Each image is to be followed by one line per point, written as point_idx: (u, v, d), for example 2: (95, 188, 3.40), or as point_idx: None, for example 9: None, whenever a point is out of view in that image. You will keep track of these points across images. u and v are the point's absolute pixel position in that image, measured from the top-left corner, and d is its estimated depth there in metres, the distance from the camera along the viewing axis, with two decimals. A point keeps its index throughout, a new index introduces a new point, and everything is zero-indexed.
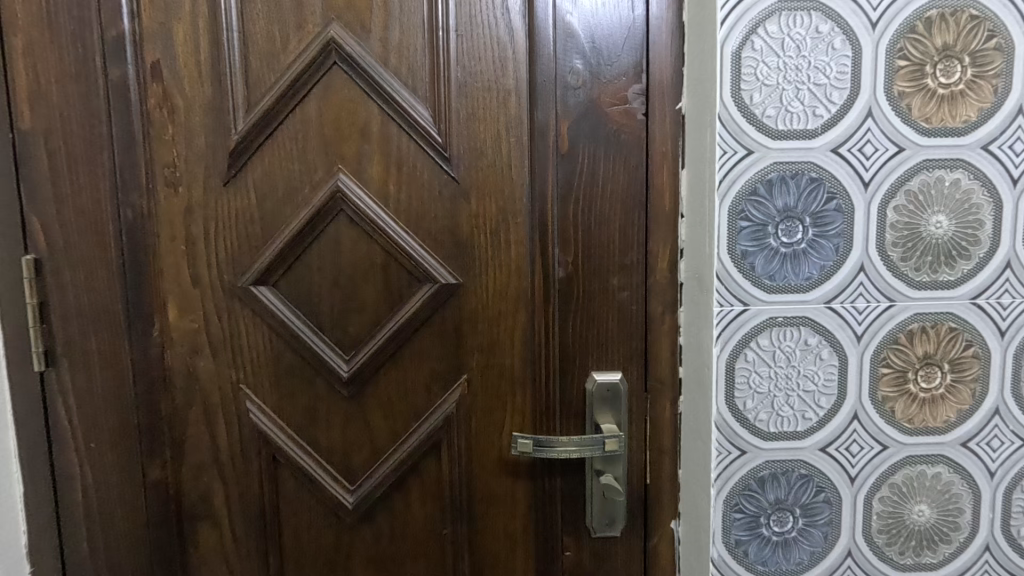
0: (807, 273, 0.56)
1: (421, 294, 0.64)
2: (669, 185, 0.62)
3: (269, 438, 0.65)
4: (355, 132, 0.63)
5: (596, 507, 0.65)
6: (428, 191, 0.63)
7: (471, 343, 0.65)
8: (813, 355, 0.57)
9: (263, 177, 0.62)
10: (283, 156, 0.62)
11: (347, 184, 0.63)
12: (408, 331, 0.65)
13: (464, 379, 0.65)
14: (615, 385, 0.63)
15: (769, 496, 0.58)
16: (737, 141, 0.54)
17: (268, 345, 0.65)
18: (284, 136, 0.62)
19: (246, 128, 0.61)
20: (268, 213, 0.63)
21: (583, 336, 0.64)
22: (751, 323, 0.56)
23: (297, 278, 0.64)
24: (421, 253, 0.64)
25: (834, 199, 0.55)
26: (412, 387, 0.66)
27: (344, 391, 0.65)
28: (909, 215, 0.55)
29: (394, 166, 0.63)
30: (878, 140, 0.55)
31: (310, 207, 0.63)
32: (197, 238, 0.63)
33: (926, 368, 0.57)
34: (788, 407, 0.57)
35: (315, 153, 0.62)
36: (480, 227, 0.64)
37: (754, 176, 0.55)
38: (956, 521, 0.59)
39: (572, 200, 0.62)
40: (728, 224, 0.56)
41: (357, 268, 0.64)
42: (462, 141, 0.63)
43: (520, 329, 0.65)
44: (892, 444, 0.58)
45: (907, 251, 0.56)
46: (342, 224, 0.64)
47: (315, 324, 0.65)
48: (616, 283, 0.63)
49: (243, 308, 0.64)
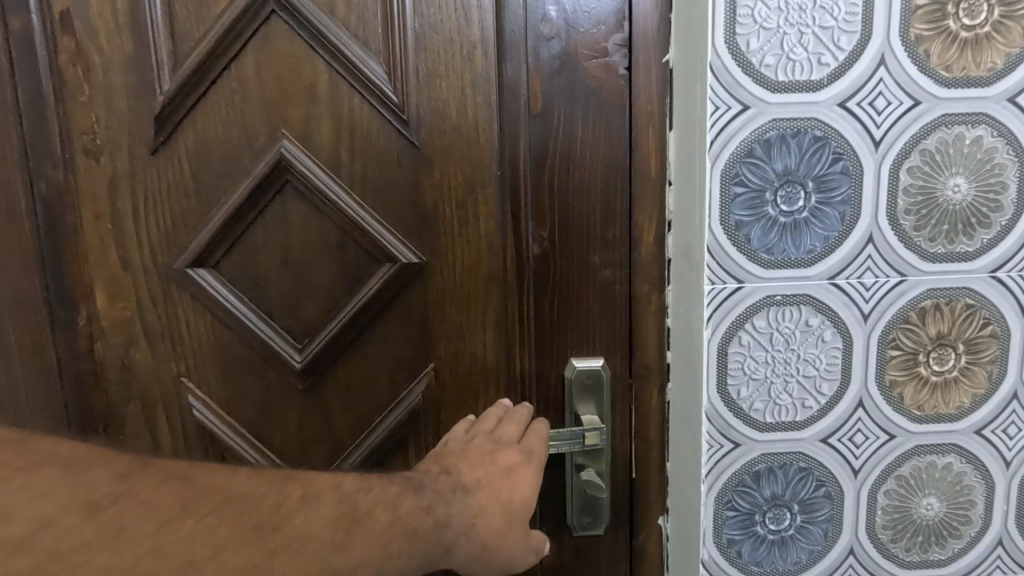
0: (809, 245, 0.50)
1: (380, 275, 0.58)
2: (656, 148, 0.55)
3: (217, 435, 0.59)
4: (299, 92, 0.55)
5: (577, 504, 0.60)
6: (385, 159, 0.56)
7: (437, 328, 0.59)
8: (814, 337, 0.51)
9: (196, 145, 0.55)
10: (219, 121, 0.55)
11: (293, 152, 0.56)
12: (367, 316, 0.58)
13: (431, 369, 0.59)
14: (597, 372, 0.57)
15: (765, 492, 0.53)
16: (731, 94, 0.48)
17: (212, 334, 0.58)
18: (218, 97, 0.55)
19: (174, 89, 0.54)
20: (205, 186, 0.56)
21: (562, 320, 0.58)
22: (746, 303, 0.50)
23: (241, 259, 0.57)
24: (379, 230, 0.57)
25: (839, 161, 0.49)
26: (373, 378, 0.59)
27: (299, 383, 0.59)
28: (923, 178, 0.49)
29: (346, 131, 0.56)
30: (891, 92, 0.48)
31: (252, 179, 0.56)
32: (124, 215, 0.56)
33: (938, 350, 0.52)
34: (787, 395, 0.52)
35: (255, 116, 0.55)
36: (445, 199, 0.57)
37: (750, 135, 0.48)
38: (967, 515, 0.54)
39: (546, 167, 0.55)
40: (720, 191, 0.49)
41: (308, 247, 0.57)
42: (422, 101, 0.55)
43: (492, 313, 0.58)
44: (899, 434, 0.53)
45: (921, 219, 0.50)
46: (289, 197, 0.57)
47: (263, 310, 0.58)
48: (597, 261, 0.56)
49: (182, 294, 0.57)
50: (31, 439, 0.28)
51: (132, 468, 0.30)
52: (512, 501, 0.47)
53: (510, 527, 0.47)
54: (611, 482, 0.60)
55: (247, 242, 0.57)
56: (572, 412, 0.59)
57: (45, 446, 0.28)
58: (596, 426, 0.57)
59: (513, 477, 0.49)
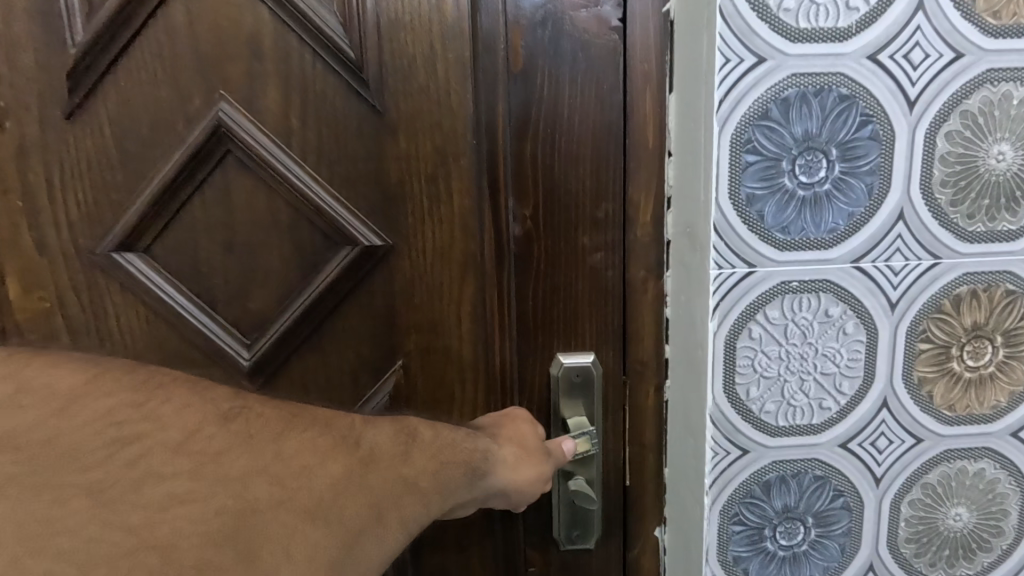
0: (830, 223, 0.43)
1: (339, 260, 0.50)
2: (654, 112, 0.47)
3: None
4: (240, 44, 0.47)
5: (564, 516, 0.53)
6: (341, 125, 0.48)
7: (406, 321, 0.52)
8: (834, 329, 0.45)
9: (120, 108, 0.47)
10: (144, 79, 0.47)
11: (232, 117, 0.48)
12: (325, 308, 0.51)
13: (400, 366, 0.52)
14: (587, 369, 0.51)
15: (777, 504, 0.47)
16: (744, 45, 0.40)
17: (146, 329, 0.51)
18: (144, 50, 0.46)
19: (89, 40, 0.46)
20: (131, 157, 0.48)
21: (547, 310, 0.51)
22: (757, 290, 0.44)
23: (178, 242, 0.50)
24: (335, 208, 0.49)
25: (868, 124, 0.42)
26: (334, 377, 0.52)
27: (250, 383, 0.52)
28: (964, 145, 0.42)
29: (297, 91, 0.48)
30: (929, 42, 0.41)
31: (186, 148, 0.48)
32: (36, 192, 0.48)
33: (974, 342, 0.45)
34: (802, 395, 0.45)
35: (188, 74, 0.47)
36: (413, 172, 0.49)
37: (765, 94, 0.41)
38: (999, 526, 0.49)
39: (528, 134, 0.48)
40: (730, 160, 0.42)
41: (255, 228, 0.50)
42: (384, 56, 0.47)
43: (468, 302, 0.51)
44: (927, 437, 0.47)
45: (959, 193, 0.43)
46: (231, 169, 0.49)
47: (205, 301, 0.51)
48: (587, 243, 0.49)
49: (109, 282, 0.50)
50: (152, 395, 0.33)
51: (239, 410, 0.35)
52: (521, 439, 0.47)
53: (526, 454, 0.46)
54: (602, 491, 0.53)
55: (184, 222, 0.50)
56: (558, 414, 0.52)
57: (173, 398, 0.34)
58: (589, 431, 0.50)
59: (510, 420, 0.48)
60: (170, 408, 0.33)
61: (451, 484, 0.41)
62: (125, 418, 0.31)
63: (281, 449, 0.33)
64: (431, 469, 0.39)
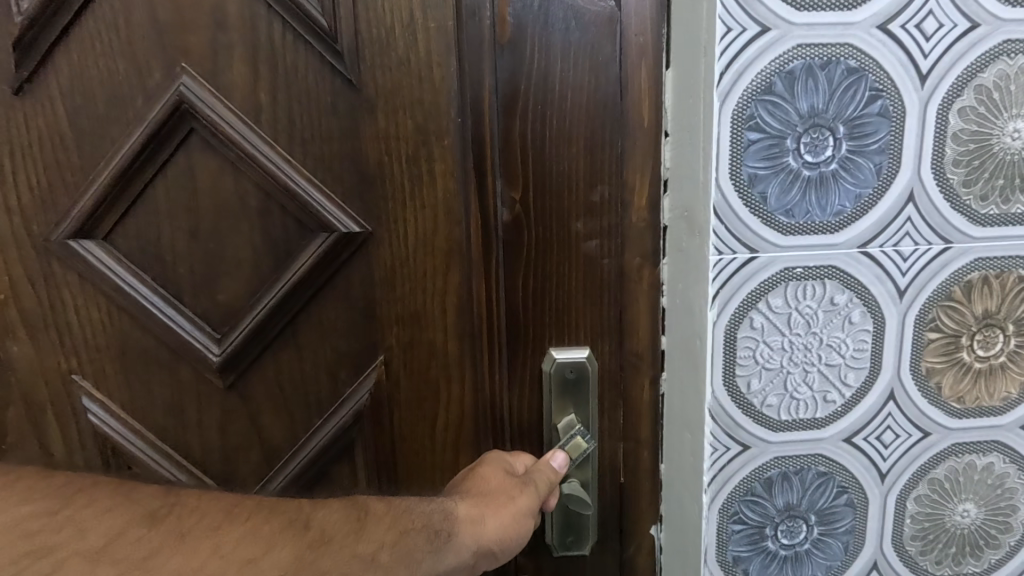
0: (837, 206, 0.40)
1: (313, 249, 0.47)
2: (651, 89, 0.44)
3: (119, 446, 0.51)
4: (200, 11, 0.43)
5: (556, 520, 0.51)
6: (315, 101, 0.45)
7: (388, 314, 0.49)
8: (840, 318, 0.42)
9: (73, 83, 0.44)
10: (97, 51, 0.44)
11: (195, 91, 0.44)
12: (299, 301, 0.48)
13: (381, 363, 0.50)
14: (581, 365, 0.48)
15: (778, 501, 0.45)
16: (746, 13, 0.37)
17: (109, 323, 0.49)
18: (96, 17, 0.43)
19: (34, 9, 0.43)
20: (86, 136, 0.45)
21: (538, 301, 0.48)
22: (759, 277, 0.41)
23: (139, 229, 0.47)
24: (309, 195, 0.46)
25: (878, 99, 0.39)
26: (309, 374, 0.50)
27: (221, 380, 0.50)
28: (977, 122, 0.40)
29: (263, 63, 0.44)
30: (943, 11, 0.38)
31: (148, 126, 0.45)
32: None
33: (984, 331, 0.43)
34: (805, 387, 0.43)
35: (144, 44, 0.44)
36: (393, 152, 0.46)
37: (768, 66, 0.38)
38: (1007, 522, 0.47)
39: (518, 111, 0.44)
40: (731, 138, 0.39)
41: (221, 214, 0.47)
42: (360, 24, 0.44)
43: (453, 294, 0.49)
44: (935, 431, 0.45)
45: (972, 173, 0.41)
46: (195, 150, 0.46)
47: (171, 293, 0.48)
48: (580, 228, 0.46)
49: (71, 272, 0.48)
50: (70, 499, 0.29)
51: (171, 507, 0.31)
52: (486, 490, 0.44)
53: (491, 501, 0.43)
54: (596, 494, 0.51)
55: (146, 208, 0.47)
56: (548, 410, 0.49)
57: (94, 500, 0.29)
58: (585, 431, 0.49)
59: (477, 472, 0.46)
60: (90, 512, 0.29)
61: (416, 551, 0.37)
62: (38, 530, 0.27)
63: (220, 543, 0.31)
64: (389, 542, 0.36)
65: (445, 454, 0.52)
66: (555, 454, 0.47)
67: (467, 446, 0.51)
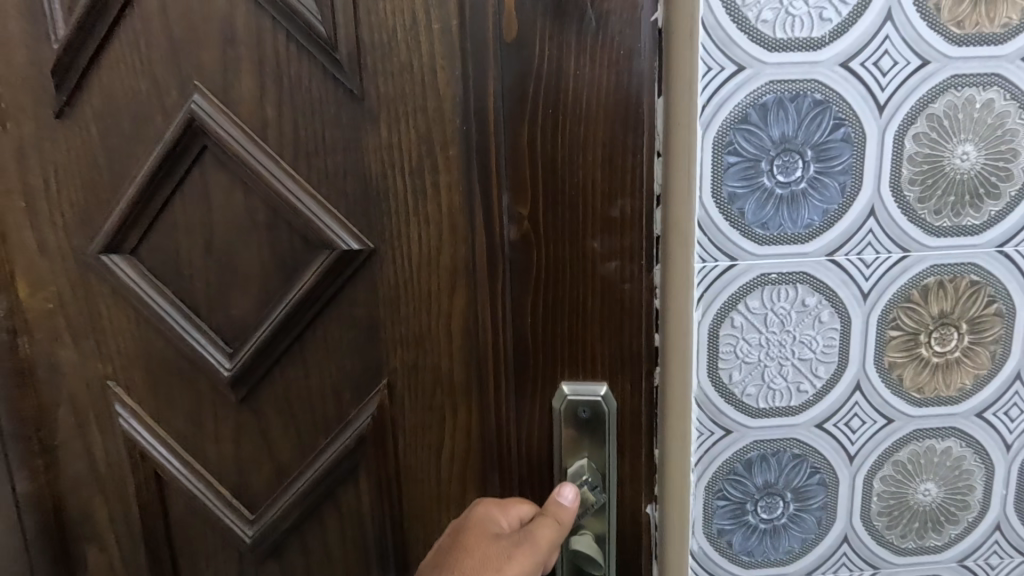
0: (806, 220, 0.46)
1: (318, 265, 0.53)
2: (647, 117, 0.48)
3: (147, 452, 0.59)
4: (213, 32, 0.49)
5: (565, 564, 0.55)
6: (335, 123, 0.51)
7: (390, 337, 0.54)
8: (811, 318, 0.48)
9: (103, 107, 0.52)
10: (122, 79, 0.51)
11: (202, 120, 0.51)
12: (304, 320, 0.54)
13: (384, 385, 0.55)
14: (597, 406, 0.52)
15: (758, 480, 0.50)
16: (724, 54, 0.44)
17: (135, 329, 0.56)
18: (120, 41, 0.50)
19: (68, 38, 0.50)
20: (114, 162, 0.53)
21: (537, 308, 0.52)
22: (738, 282, 0.47)
23: (163, 238, 0.54)
24: (313, 212, 0.52)
25: (841, 127, 0.45)
26: (318, 393, 0.56)
27: (232, 395, 0.57)
28: (930, 145, 0.46)
29: (272, 79, 0.50)
30: (897, 51, 0.44)
31: (163, 144, 0.52)
32: (37, 190, 0.54)
33: (940, 330, 0.49)
34: (781, 379, 0.49)
35: (163, 69, 0.50)
36: (403, 168, 0.51)
37: (744, 99, 0.44)
38: (965, 500, 0.52)
39: (522, 132, 0.48)
40: (712, 161, 0.45)
41: (233, 227, 0.53)
42: (372, 52, 0.49)
43: (459, 302, 0.53)
44: (898, 418, 0.50)
45: (926, 191, 0.46)
46: (209, 165, 0.52)
47: (189, 304, 0.55)
48: (574, 243, 0.50)
49: (110, 281, 0.56)
50: None
51: None
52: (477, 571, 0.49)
53: None
54: (608, 549, 0.54)
55: (168, 223, 0.54)
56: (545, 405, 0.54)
57: None
58: (593, 482, 0.54)
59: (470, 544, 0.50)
60: None
61: None
62: None
63: None
64: None
65: (455, 453, 0.56)
66: (566, 491, 0.51)
67: (474, 443, 0.55)
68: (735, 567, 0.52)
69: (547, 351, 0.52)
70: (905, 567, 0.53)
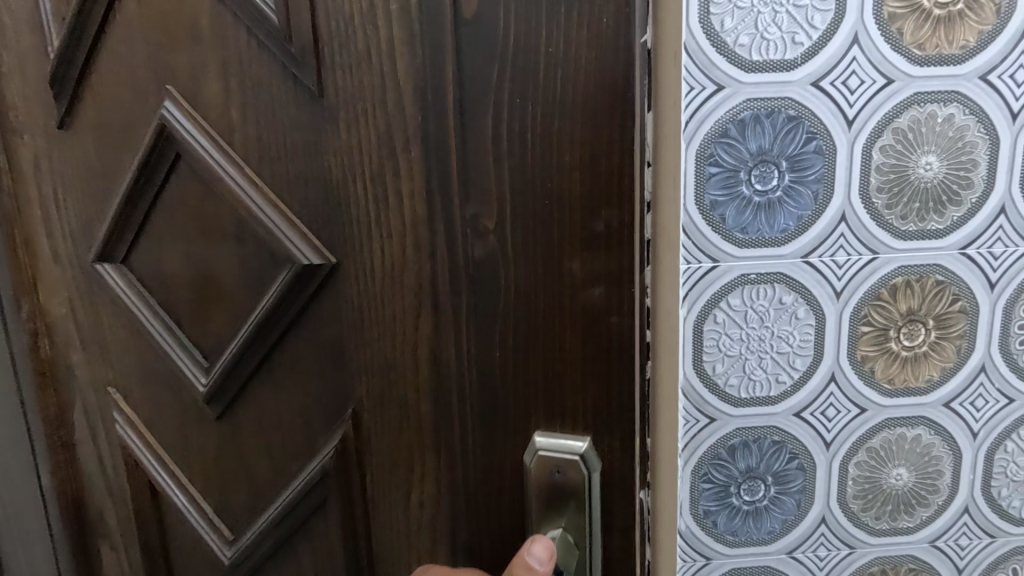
0: (782, 225, 0.51)
1: (279, 283, 0.54)
2: (630, 136, 0.46)
3: (141, 462, 0.64)
4: (183, 31, 0.51)
5: None
6: (306, 133, 0.51)
7: (356, 361, 0.54)
8: (788, 315, 0.52)
9: (95, 118, 0.56)
10: (110, 89, 0.54)
11: (172, 136, 0.53)
12: (272, 339, 0.56)
13: (351, 414, 0.56)
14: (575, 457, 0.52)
15: (740, 464, 0.55)
16: (705, 75, 0.48)
17: (128, 337, 0.61)
18: (107, 51, 0.53)
19: (63, 49, 0.54)
20: (104, 177, 0.57)
21: (514, 319, 0.51)
22: (720, 282, 0.51)
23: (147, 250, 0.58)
24: (277, 229, 0.52)
25: (813, 140, 0.49)
26: (286, 419, 0.58)
27: (212, 411, 0.60)
28: (896, 156, 0.50)
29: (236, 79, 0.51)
30: (864, 71, 0.48)
31: (138, 155, 0.55)
32: (48, 198, 0.59)
33: (908, 326, 0.53)
34: (761, 370, 0.53)
35: (144, 77, 0.53)
36: (364, 185, 0.50)
37: (724, 116, 0.49)
38: (935, 484, 0.56)
39: (497, 138, 0.47)
40: (695, 171, 0.50)
41: (205, 232, 0.55)
42: (336, 50, 0.48)
43: (424, 330, 0.52)
44: (870, 407, 0.54)
45: (893, 198, 0.50)
46: (182, 172, 0.55)
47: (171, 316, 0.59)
48: (550, 254, 0.49)
49: (99, 291, 0.60)
50: None
51: None
52: None
53: None
54: None
55: (150, 234, 0.57)
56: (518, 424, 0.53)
57: None
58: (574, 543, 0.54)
59: None
60: None
61: None
62: None
63: None
64: None
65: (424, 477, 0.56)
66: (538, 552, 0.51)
67: (449, 458, 0.55)
68: (720, 546, 0.57)
69: (523, 363, 0.52)
70: (880, 547, 0.57)
